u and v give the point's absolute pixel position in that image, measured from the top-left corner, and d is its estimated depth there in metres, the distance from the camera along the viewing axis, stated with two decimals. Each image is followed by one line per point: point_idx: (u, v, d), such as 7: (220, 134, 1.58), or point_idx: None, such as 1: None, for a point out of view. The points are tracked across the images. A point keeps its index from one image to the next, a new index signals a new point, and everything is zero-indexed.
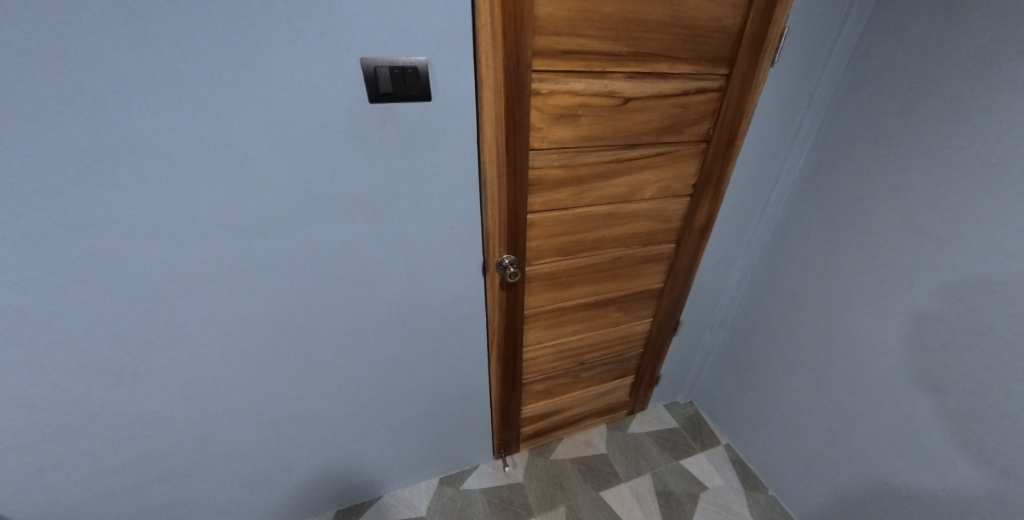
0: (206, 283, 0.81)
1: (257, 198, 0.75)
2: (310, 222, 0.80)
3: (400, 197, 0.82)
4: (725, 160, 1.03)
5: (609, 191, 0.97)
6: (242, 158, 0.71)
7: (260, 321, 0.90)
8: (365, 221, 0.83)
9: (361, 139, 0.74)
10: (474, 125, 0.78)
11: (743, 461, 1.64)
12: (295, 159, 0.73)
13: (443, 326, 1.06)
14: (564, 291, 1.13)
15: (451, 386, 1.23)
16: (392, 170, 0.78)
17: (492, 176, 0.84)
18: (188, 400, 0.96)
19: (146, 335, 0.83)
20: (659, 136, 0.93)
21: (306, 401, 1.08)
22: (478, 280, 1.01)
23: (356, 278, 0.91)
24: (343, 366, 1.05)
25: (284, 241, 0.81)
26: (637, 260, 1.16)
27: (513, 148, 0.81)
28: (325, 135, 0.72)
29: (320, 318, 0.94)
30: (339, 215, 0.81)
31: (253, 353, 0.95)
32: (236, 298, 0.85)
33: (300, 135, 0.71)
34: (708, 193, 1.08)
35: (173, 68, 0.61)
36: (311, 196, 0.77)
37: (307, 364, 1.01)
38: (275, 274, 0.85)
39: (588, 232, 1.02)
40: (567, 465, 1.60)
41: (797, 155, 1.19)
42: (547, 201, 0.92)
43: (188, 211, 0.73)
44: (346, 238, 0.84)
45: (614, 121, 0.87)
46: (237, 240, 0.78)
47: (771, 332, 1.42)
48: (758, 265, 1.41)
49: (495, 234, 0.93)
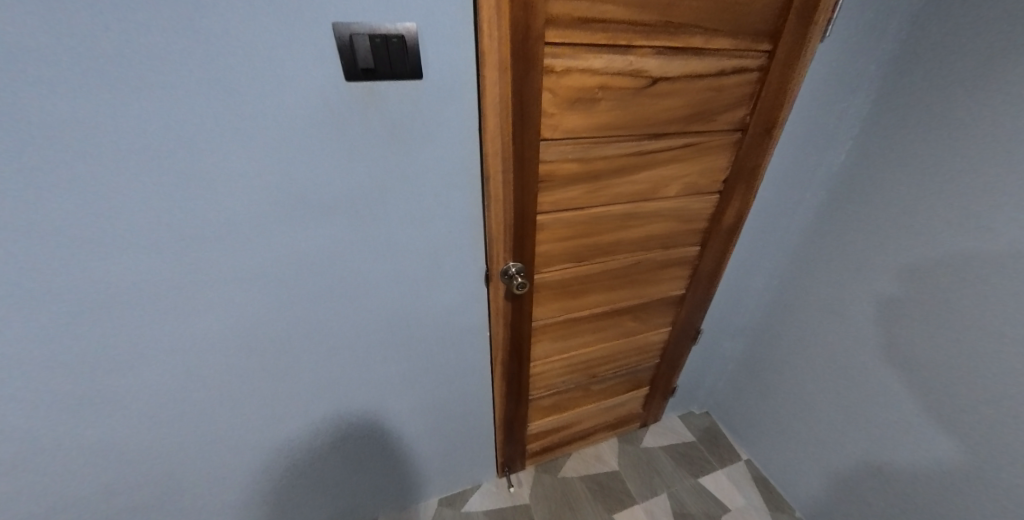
0: (168, 302, 0.69)
1: (213, 201, 0.61)
2: (278, 230, 0.67)
3: (387, 197, 0.69)
4: (759, 153, 0.90)
5: (630, 188, 0.82)
6: (195, 155, 0.57)
7: (235, 342, 0.78)
8: (347, 226, 0.70)
9: (334, 126, 0.60)
10: (477, 108, 0.63)
11: (765, 478, 1.54)
12: (250, 153, 0.59)
13: (442, 339, 0.95)
14: (574, 301, 0.99)
15: (451, 403, 1.13)
16: (376, 165, 0.65)
17: (495, 172, 0.69)
18: (158, 431, 0.84)
19: (101, 364, 0.71)
20: (688, 124, 0.77)
21: (292, 422, 0.97)
22: (480, 290, 0.88)
23: (341, 287, 0.78)
24: (329, 385, 0.94)
25: (250, 248, 0.68)
26: (656, 264, 1.03)
27: (521, 137, 0.65)
28: (289, 124, 0.58)
29: (305, 332, 0.83)
30: (314, 218, 0.67)
31: (229, 375, 0.83)
32: (199, 318, 0.72)
33: (259, 123, 0.57)
34: (739, 190, 0.95)
35: (85, 33, 0.46)
36: (276, 197, 0.64)
37: (290, 385, 0.90)
38: (244, 289, 0.72)
39: (604, 234, 0.87)
40: (576, 483, 1.50)
41: (838, 147, 1.06)
42: (558, 200, 0.76)
43: (129, 218, 0.59)
44: (329, 244, 0.71)
45: (636, 108, 0.71)
46: (194, 250, 0.65)
47: (802, 345, 1.29)
48: (786, 271, 1.28)
49: (499, 238, 0.78)
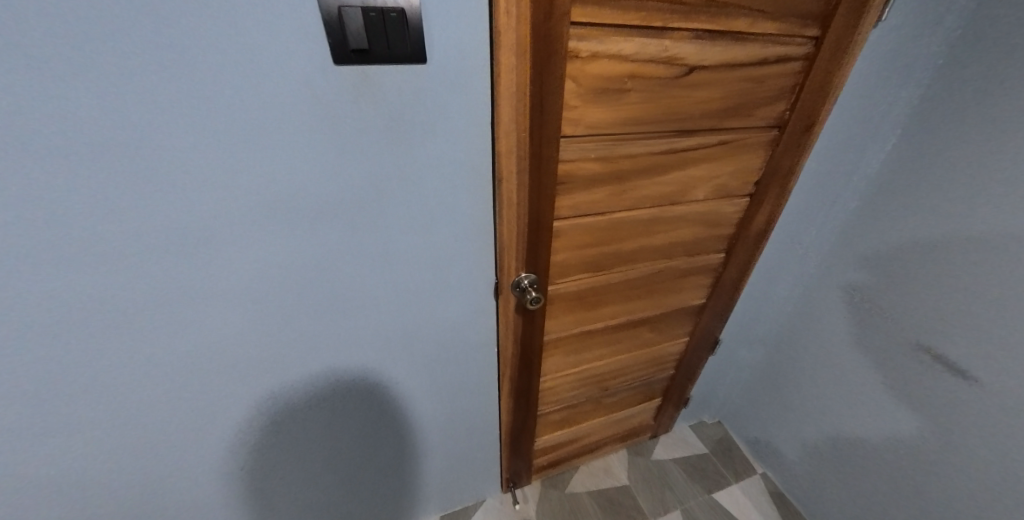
0: (119, 344, 0.56)
1: (174, 216, 0.50)
2: (258, 248, 0.57)
3: (387, 204, 0.59)
4: (797, 153, 0.81)
5: (655, 191, 0.74)
6: (149, 160, 0.46)
7: (207, 385, 0.66)
8: (340, 238, 0.60)
9: (322, 122, 0.50)
10: (490, 101, 0.54)
11: (782, 493, 1.48)
12: (220, 157, 0.48)
13: (446, 356, 0.86)
14: (590, 312, 0.91)
15: (455, 421, 1.04)
16: (373, 167, 0.55)
17: (508, 173, 0.60)
18: (114, 489, 0.69)
19: (32, 423, 0.57)
20: (723, 120, 0.69)
21: (277, 466, 0.83)
22: (488, 302, 0.79)
23: (333, 310, 0.67)
24: (320, 418, 0.81)
25: (222, 272, 0.56)
26: (678, 272, 0.95)
27: (540, 133, 0.56)
28: (267, 120, 0.48)
29: (288, 364, 0.70)
30: (303, 231, 0.57)
31: (199, 422, 0.69)
32: (161, 359, 0.60)
33: (230, 119, 0.46)
34: (771, 193, 0.87)
35: None
36: (254, 209, 0.53)
37: (270, 426, 0.76)
38: (216, 322, 0.60)
39: (625, 241, 0.79)
40: (585, 498, 1.43)
41: (875, 146, 0.98)
42: (577, 204, 0.68)
43: (60, 236, 0.46)
44: (316, 255, 0.60)
45: (669, 101, 0.62)
46: (149, 272, 0.52)
47: (833, 360, 1.20)
48: (811, 278, 1.20)
49: (511, 247, 0.69)
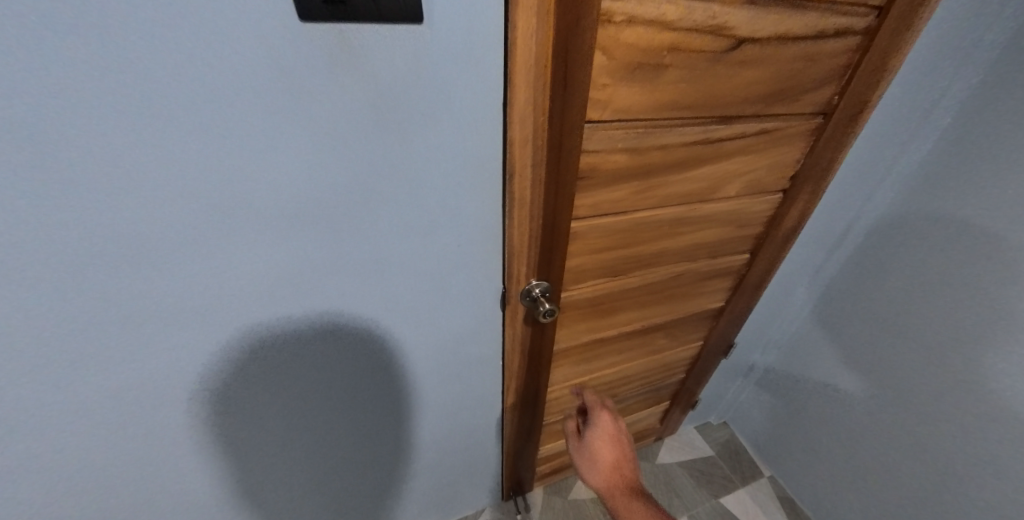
0: (46, 380, 0.45)
1: (95, 231, 0.38)
2: (213, 266, 0.45)
3: (373, 209, 0.48)
4: (841, 144, 0.72)
5: (685, 188, 0.64)
6: (54, 158, 0.33)
7: (166, 418, 0.56)
8: (309, 247, 0.48)
9: (288, 106, 0.38)
10: (501, 78, 0.44)
11: (791, 499, 1.43)
12: (150, 154, 0.36)
13: (447, 374, 0.76)
14: (603, 320, 0.82)
15: (455, 441, 0.94)
16: (357, 161, 0.44)
17: (521, 166, 0.50)
18: None
19: None
20: (767, 105, 0.60)
21: (257, 495, 0.75)
22: (494, 313, 0.70)
23: (315, 332, 0.57)
24: (304, 445, 0.72)
25: (169, 295, 0.45)
26: (699, 276, 0.86)
27: (561, 119, 0.46)
28: (214, 104, 0.36)
29: (253, 393, 0.59)
30: (267, 243, 0.46)
31: (155, 458, 0.59)
32: (99, 395, 0.49)
33: (161, 104, 0.34)
34: (807, 190, 0.78)
35: None
36: (203, 218, 0.41)
37: (241, 456, 0.67)
38: (168, 350, 0.50)
39: (648, 243, 0.70)
40: (590, 506, 1.37)
41: (918, 139, 0.90)
42: (599, 203, 0.58)
43: None
44: (290, 271, 0.49)
45: (710, 81, 0.52)
46: (74, 292, 0.41)
47: (862, 368, 1.13)
48: (836, 278, 1.14)
49: (521, 251, 0.60)
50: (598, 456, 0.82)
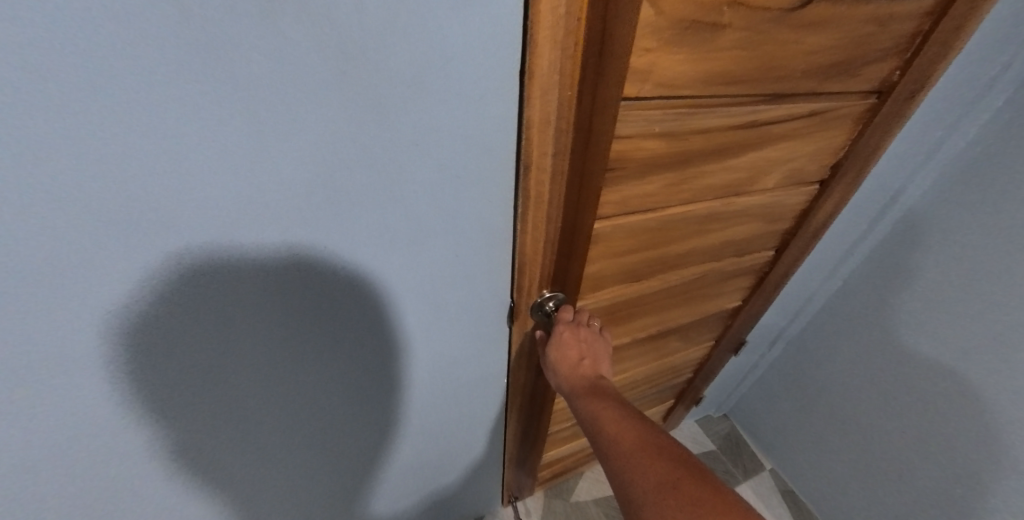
0: None
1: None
2: (131, 309, 0.32)
3: (343, 217, 0.36)
4: (890, 128, 0.63)
5: (723, 179, 0.55)
6: None
7: (102, 490, 0.44)
8: (262, 274, 0.36)
9: (208, 78, 0.25)
10: (523, 45, 0.32)
11: (794, 492, 1.38)
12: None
13: (443, 396, 0.66)
14: (619, 327, 0.73)
15: (452, 460, 0.86)
16: (323, 152, 0.31)
17: (540, 156, 0.40)
18: None
19: None
20: (825, 81, 0.50)
21: None
22: (498, 329, 0.60)
23: (282, 366, 0.46)
24: (277, 485, 0.61)
25: (76, 352, 0.33)
26: (723, 275, 0.78)
27: (594, 97, 0.36)
28: (104, 92, 0.23)
29: (210, 446, 0.48)
30: (211, 271, 0.34)
31: None
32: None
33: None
34: (845, 180, 0.69)
35: None
36: (104, 251, 0.29)
37: (209, 507, 0.56)
38: (83, 418, 0.37)
39: (676, 243, 0.61)
40: (593, 509, 1.32)
41: (963, 126, 0.81)
42: (628, 199, 0.49)
43: None
44: (241, 302, 0.37)
45: (770, 49, 0.42)
46: None
47: (878, 368, 1.06)
48: (858, 275, 1.05)
49: (535, 258, 0.50)
50: (562, 358, 0.57)
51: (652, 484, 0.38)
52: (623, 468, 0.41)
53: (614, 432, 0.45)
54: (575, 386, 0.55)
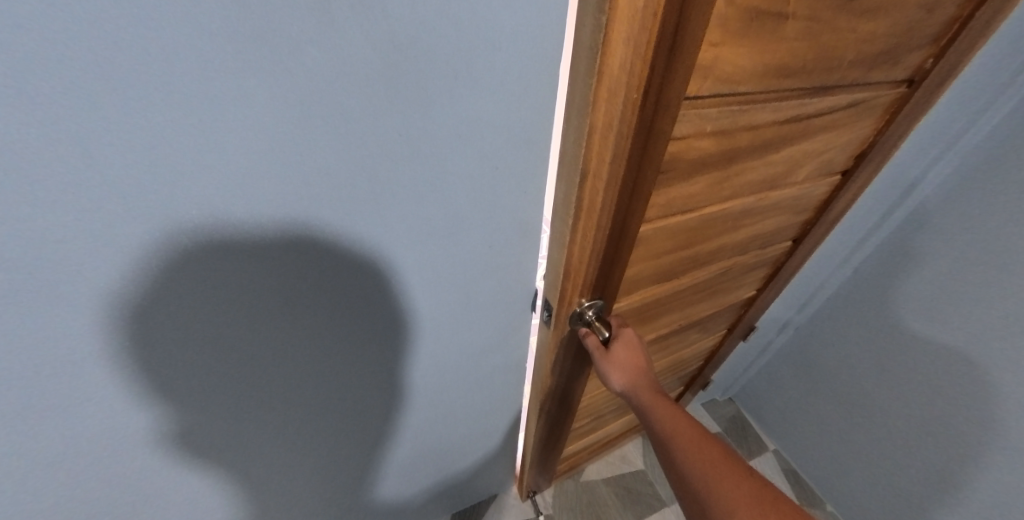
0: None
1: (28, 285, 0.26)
2: (169, 301, 0.32)
3: (369, 214, 0.34)
4: (916, 116, 0.62)
5: (762, 174, 0.53)
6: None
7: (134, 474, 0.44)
8: (295, 272, 0.35)
9: (258, 65, 0.23)
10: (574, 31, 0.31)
11: (797, 472, 1.41)
12: (26, 160, 0.21)
13: (466, 384, 0.65)
14: (647, 325, 0.72)
15: (471, 446, 0.85)
16: (365, 148, 0.30)
17: (596, 162, 0.36)
18: None
19: None
20: (871, 69, 0.48)
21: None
22: (524, 313, 0.60)
23: (311, 360, 0.45)
24: (296, 470, 0.60)
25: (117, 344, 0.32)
26: (745, 269, 0.77)
27: (657, 98, 0.33)
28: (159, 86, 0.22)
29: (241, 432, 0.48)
30: (251, 264, 0.33)
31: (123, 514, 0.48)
32: (29, 468, 0.37)
33: (29, 73, 0.19)
34: (869, 169, 0.68)
35: None
36: (145, 240, 0.27)
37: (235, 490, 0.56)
38: (114, 405, 0.37)
39: (710, 240, 0.59)
40: (602, 489, 1.33)
41: (986, 115, 0.80)
42: (673, 201, 0.46)
43: None
44: (278, 298, 0.37)
45: (828, 38, 0.40)
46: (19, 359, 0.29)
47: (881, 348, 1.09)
48: (872, 263, 1.05)
49: (578, 269, 0.47)
50: (612, 361, 0.55)
51: (743, 506, 0.39)
52: (705, 490, 0.42)
53: (687, 449, 0.45)
54: (631, 389, 0.54)
